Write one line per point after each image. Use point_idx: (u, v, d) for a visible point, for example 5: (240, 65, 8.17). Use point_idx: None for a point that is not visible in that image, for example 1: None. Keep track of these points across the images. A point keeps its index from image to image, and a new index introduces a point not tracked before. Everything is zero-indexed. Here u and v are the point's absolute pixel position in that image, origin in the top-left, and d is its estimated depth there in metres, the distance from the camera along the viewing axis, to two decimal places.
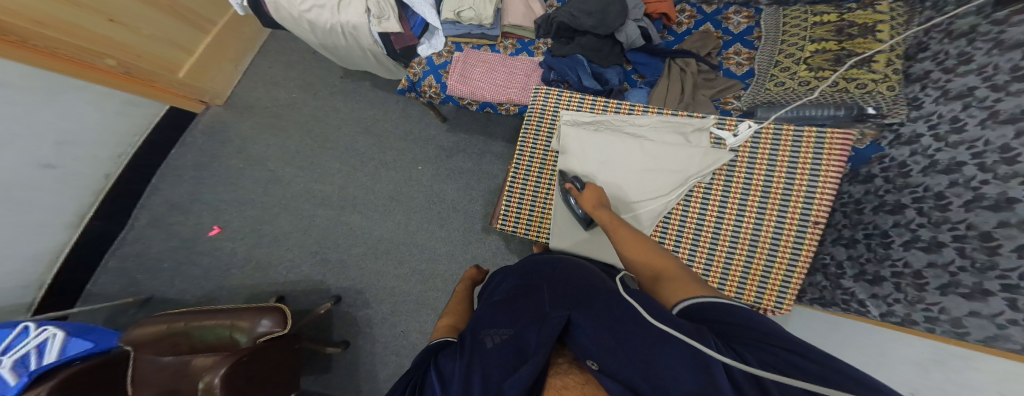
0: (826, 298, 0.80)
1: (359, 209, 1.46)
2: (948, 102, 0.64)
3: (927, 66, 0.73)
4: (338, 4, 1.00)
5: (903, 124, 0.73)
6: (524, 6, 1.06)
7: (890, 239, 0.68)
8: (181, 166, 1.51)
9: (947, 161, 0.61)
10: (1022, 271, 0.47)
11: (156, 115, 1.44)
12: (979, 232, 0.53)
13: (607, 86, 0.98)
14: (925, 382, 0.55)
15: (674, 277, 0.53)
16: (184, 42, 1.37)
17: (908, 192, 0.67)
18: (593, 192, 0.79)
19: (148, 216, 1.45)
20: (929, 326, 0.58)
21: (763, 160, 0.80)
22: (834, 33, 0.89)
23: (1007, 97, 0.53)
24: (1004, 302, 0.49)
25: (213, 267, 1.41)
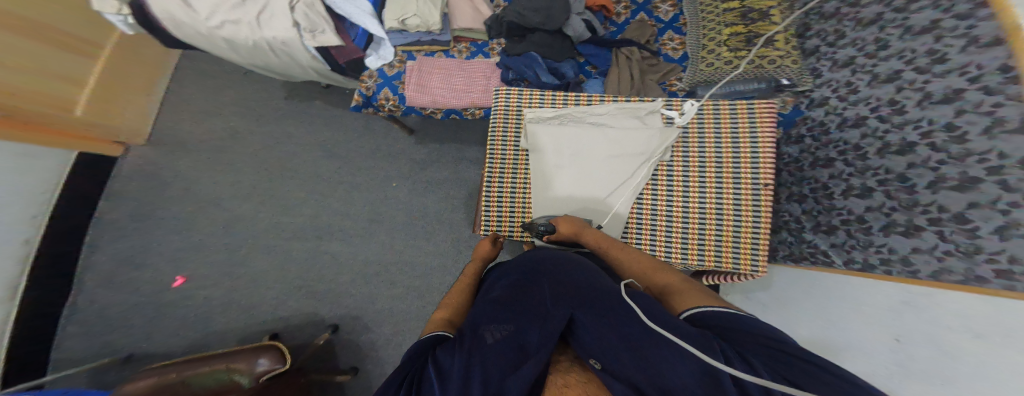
0: (796, 254, 0.87)
1: (337, 235, 1.41)
2: (839, 70, 0.78)
3: (815, 42, 0.86)
4: (258, 18, 0.91)
5: (810, 91, 0.86)
6: (472, 9, 1.05)
7: (831, 190, 0.76)
8: (118, 218, 1.40)
9: (854, 116, 0.72)
10: (937, 204, 0.54)
11: (66, 163, 1.29)
12: (896, 175, 0.61)
13: (565, 80, 1.00)
14: (903, 325, 0.56)
15: (680, 290, 0.56)
16: (76, 74, 1.20)
17: (833, 147, 0.76)
18: (570, 223, 0.77)
19: (94, 275, 1.34)
20: (886, 269, 0.62)
21: (710, 134, 0.84)
22: (742, 18, 0.95)
23: (881, 62, 0.66)
24: (935, 235, 0.54)
25: (188, 317, 1.31)
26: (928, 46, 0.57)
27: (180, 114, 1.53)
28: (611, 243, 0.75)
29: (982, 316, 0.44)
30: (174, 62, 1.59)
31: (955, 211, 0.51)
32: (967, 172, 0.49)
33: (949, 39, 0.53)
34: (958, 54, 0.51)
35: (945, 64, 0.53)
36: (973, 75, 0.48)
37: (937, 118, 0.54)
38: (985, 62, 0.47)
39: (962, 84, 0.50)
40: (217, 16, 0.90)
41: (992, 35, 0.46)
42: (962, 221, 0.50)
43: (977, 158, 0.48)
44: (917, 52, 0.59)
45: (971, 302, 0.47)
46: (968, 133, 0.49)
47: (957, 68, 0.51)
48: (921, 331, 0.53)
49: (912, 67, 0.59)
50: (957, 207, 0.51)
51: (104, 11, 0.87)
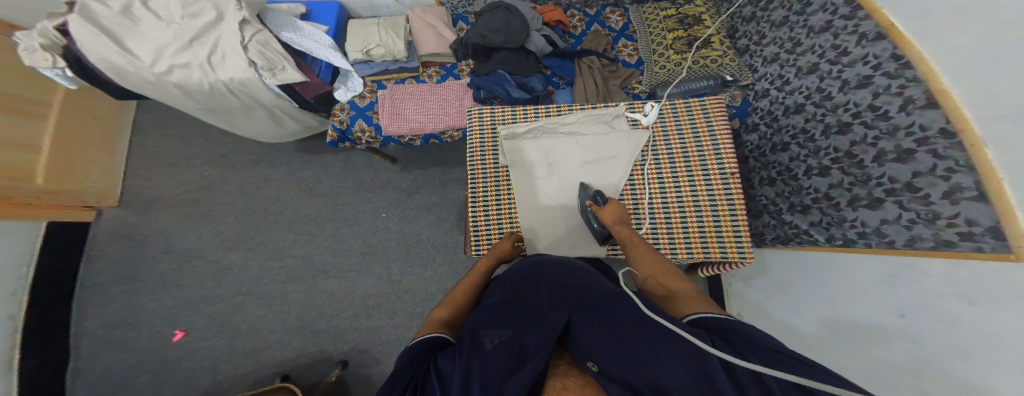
0: (781, 236, 0.90)
1: (331, 272, 1.39)
2: (769, 65, 0.92)
3: (745, 42, 1.02)
4: (209, 61, 0.91)
5: (752, 84, 0.98)
6: (435, 35, 1.09)
7: (795, 172, 0.84)
8: (101, 283, 1.38)
9: (793, 104, 0.84)
10: (887, 176, 0.62)
11: (36, 235, 1.30)
12: (844, 152, 0.71)
13: (534, 93, 1.02)
14: (901, 299, 0.59)
15: (685, 295, 0.56)
16: (20, 139, 1.18)
17: (785, 132, 0.87)
18: (616, 207, 0.77)
19: (90, 341, 1.31)
20: (866, 242, 0.67)
21: (673, 132, 0.88)
22: (681, 24, 1.07)
23: (800, 56, 0.81)
24: (894, 206, 0.61)
25: (189, 373, 1.28)
26: (830, 41, 0.73)
27: (149, 172, 1.52)
28: (641, 242, 0.73)
29: (971, 279, 0.49)
30: (127, 120, 1.57)
31: (904, 180, 0.59)
32: (901, 144, 0.59)
33: (845, 36, 0.70)
34: (857, 48, 0.67)
35: (850, 55, 0.69)
36: (875, 63, 0.63)
37: (861, 100, 0.66)
38: (879, 52, 0.62)
39: (870, 72, 0.64)
40: (163, 62, 0.89)
41: (874, 31, 0.63)
42: (914, 189, 0.58)
43: (905, 131, 0.58)
44: (824, 47, 0.75)
45: (958, 269, 0.51)
46: (890, 111, 0.61)
47: (860, 59, 0.66)
48: (920, 302, 0.56)
49: (823, 61, 0.75)
50: (905, 177, 0.59)
51: (37, 65, 0.85)
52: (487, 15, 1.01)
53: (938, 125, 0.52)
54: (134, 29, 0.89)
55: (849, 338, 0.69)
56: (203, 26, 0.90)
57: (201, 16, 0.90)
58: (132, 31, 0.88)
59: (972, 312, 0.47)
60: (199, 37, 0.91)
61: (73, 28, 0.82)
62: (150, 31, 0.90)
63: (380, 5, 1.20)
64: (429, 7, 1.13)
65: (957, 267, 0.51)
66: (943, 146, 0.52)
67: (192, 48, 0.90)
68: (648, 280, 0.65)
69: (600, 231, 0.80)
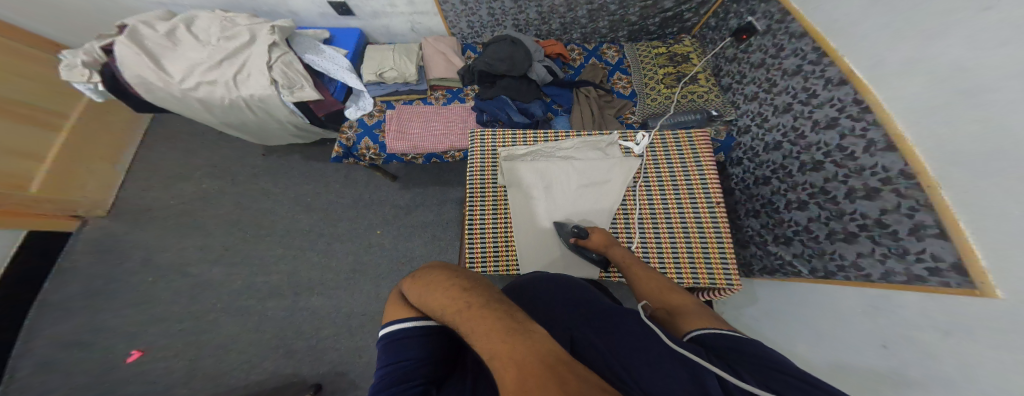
0: (769, 266, 0.94)
1: (318, 289, 1.36)
2: (750, 102, 0.99)
3: (728, 80, 1.10)
4: (234, 79, 0.96)
5: (735, 120, 1.05)
6: (445, 61, 1.15)
7: (777, 205, 0.90)
8: (68, 295, 1.32)
9: (772, 141, 0.90)
10: (860, 211, 0.68)
11: (13, 244, 1.25)
12: (819, 188, 0.76)
13: (534, 118, 1.07)
14: (881, 330, 0.60)
15: (689, 312, 0.57)
16: (31, 149, 1.25)
17: (766, 167, 0.93)
18: (603, 234, 0.81)
19: (32, 363, 1.21)
20: (844, 275, 0.71)
21: (663, 162, 0.93)
22: (669, 62, 1.16)
23: (776, 95, 0.89)
24: (869, 241, 0.66)
25: (147, 394, 1.19)
26: (801, 84, 0.80)
27: (154, 182, 1.51)
28: (635, 261, 0.75)
29: (944, 314, 0.51)
30: (139, 134, 1.60)
31: (874, 216, 0.65)
32: (868, 183, 0.65)
33: (814, 80, 0.76)
34: (823, 91, 0.74)
35: (818, 98, 0.75)
36: (841, 105, 0.69)
37: (830, 140, 0.73)
38: (843, 96, 0.68)
39: (836, 114, 0.71)
40: (192, 79, 0.95)
41: (839, 77, 0.70)
42: (883, 225, 0.63)
43: (870, 171, 0.64)
44: (796, 89, 0.82)
45: (929, 301, 0.54)
46: (856, 152, 0.67)
47: (827, 101, 0.73)
48: (898, 333, 0.57)
49: (797, 102, 0.82)
50: (874, 213, 0.64)
51: (73, 80, 0.93)
52: (494, 46, 1.09)
53: (898, 167, 0.58)
54: (172, 50, 0.97)
55: (830, 370, 0.69)
56: (236, 48, 0.97)
57: (237, 39, 0.99)
58: (171, 52, 0.97)
59: (947, 344, 0.50)
60: (230, 58, 0.98)
61: (119, 49, 0.91)
62: (187, 52, 0.98)
63: (397, 33, 1.29)
64: (441, 37, 1.21)
65: (929, 300, 0.54)
66: (903, 186, 0.57)
67: (221, 68, 0.97)
68: (648, 295, 0.67)
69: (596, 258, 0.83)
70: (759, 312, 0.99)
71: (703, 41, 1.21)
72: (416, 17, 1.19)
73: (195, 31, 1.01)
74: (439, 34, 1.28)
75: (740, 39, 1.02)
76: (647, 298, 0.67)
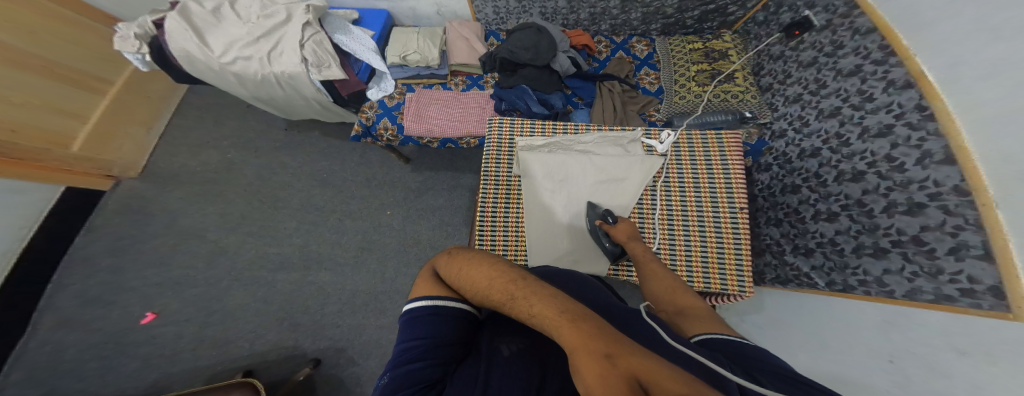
0: (781, 277, 0.94)
1: (327, 265, 1.40)
2: (790, 105, 0.97)
3: (769, 80, 1.07)
4: (268, 55, 0.98)
5: (769, 123, 1.03)
6: (468, 46, 1.14)
7: (802, 214, 0.88)
8: (91, 254, 1.39)
9: (809, 147, 0.88)
10: (895, 227, 0.66)
11: (51, 200, 1.32)
12: (855, 200, 0.74)
13: (553, 110, 1.06)
14: (894, 346, 0.60)
15: (697, 314, 0.56)
16: (73, 109, 1.31)
17: (797, 174, 0.91)
18: (627, 227, 0.81)
19: (52, 317, 1.29)
20: (865, 290, 0.70)
21: (686, 162, 0.91)
22: (705, 57, 1.14)
23: (823, 98, 0.86)
24: (900, 257, 0.65)
25: (161, 349, 1.27)
26: (857, 86, 0.77)
27: (179, 151, 1.55)
28: (654, 260, 0.75)
29: (966, 335, 0.50)
30: (173, 102, 1.65)
31: (912, 233, 0.63)
32: (912, 197, 0.63)
33: (872, 82, 0.73)
34: (880, 95, 0.70)
35: (873, 102, 0.72)
36: (899, 112, 0.66)
37: (878, 149, 0.70)
38: (905, 100, 0.64)
39: (891, 121, 0.67)
40: (230, 53, 0.97)
41: (903, 80, 0.65)
42: (920, 242, 0.61)
43: (918, 185, 0.61)
44: (850, 92, 0.78)
45: (954, 322, 0.53)
46: (906, 163, 0.64)
47: (884, 106, 0.69)
48: (912, 350, 0.57)
49: (847, 105, 0.79)
50: (912, 229, 0.63)
51: (124, 50, 0.96)
52: (519, 33, 1.07)
53: (951, 182, 0.55)
54: (215, 25, 1.00)
55: (836, 387, 0.69)
56: (273, 25, 0.99)
57: (274, 17, 1.00)
58: (215, 27, 0.99)
59: (961, 363, 0.49)
60: (267, 35, 0.99)
61: (168, 22, 0.94)
62: (229, 27, 1.00)
63: (423, 16, 1.28)
64: (467, 21, 1.19)
65: (953, 321, 0.53)
66: (953, 203, 0.55)
67: (258, 44, 0.99)
68: (660, 293, 0.66)
69: (611, 249, 0.83)
70: (765, 321, 0.99)
71: (746, 36, 1.18)
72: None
73: (237, 7, 1.03)
74: (464, 18, 1.26)
75: (792, 35, 0.98)
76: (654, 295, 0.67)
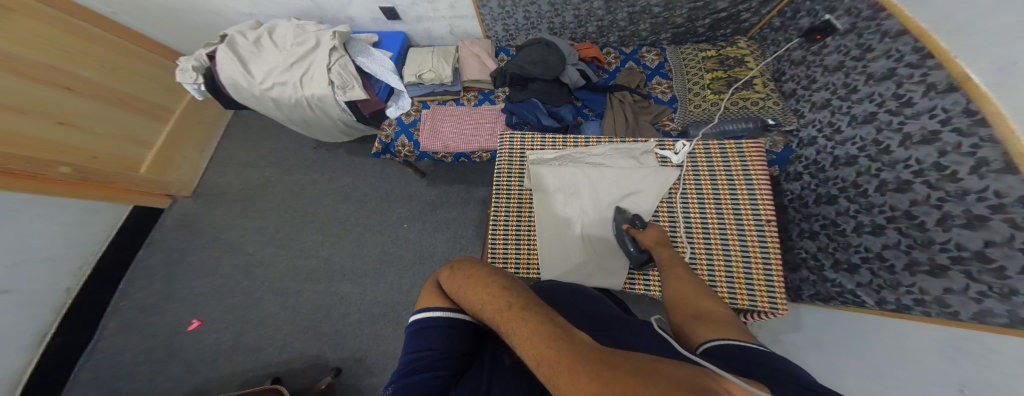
0: (822, 294, 0.87)
1: (348, 276, 1.43)
2: (819, 111, 0.91)
3: (793, 85, 1.02)
4: (300, 80, 1.05)
5: (796, 130, 0.98)
6: (479, 63, 1.18)
7: (842, 227, 0.82)
8: (150, 265, 1.48)
9: (845, 155, 0.82)
10: (953, 242, 0.59)
11: (119, 216, 1.44)
12: (902, 212, 0.68)
13: (564, 122, 1.06)
14: (963, 373, 0.53)
15: (715, 319, 0.52)
16: (140, 135, 1.44)
17: (833, 184, 0.85)
18: (657, 232, 0.77)
19: (117, 321, 1.38)
20: (924, 310, 0.63)
21: (705, 172, 0.88)
22: (720, 65, 1.10)
23: (855, 104, 0.81)
24: (963, 275, 0.57)
25: (206, 355, 1.32)
26: (892, 91, 0.72)
27: (227, 170, 1.66)
28: (679, 265, 0.70)
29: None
30: (223, 127, 1.76)
31: (974, 249, 0.56)
32: (971, 210, 0.56)
33: (910, 85, 0.68)
34: (922, 99, 0.64)
35: (914, 107, 0.66)
36: (944, 116, 0.60)
37: (924, 157, 0.64)
38: (950, 104, 0.59)
39: (936, 126, 0.62)
40: (269, 80, 1.05)
41: (947, 82, 0.59)
42: (985, 259, 0.54)
43: (976, 196, 0.55)
44: (883, 96, 0.74)
45: None
46: (959, 172, 0.58)
47: (926, 111, 0.63)
48: (984, 377, 0.50)
49: (884, 110, 0.73)
50: (975, 245, 0.56)
51: (183, 81, 1.05)
52: (528, 49, 1.09)
53: (1016, 193, 0.49)
54: (256, 54, 1.08)
55: None
56: (304, 52, 1.06)
57: (306, 44, 1.08)
58: (256, 56, 1.08)
59: None
60: (300, 61, 1.07)
61: (219, 54, 1.04)
62: (267, 56, 1.08)
63: (436, 36, 1.33)
64: (477, 40, 1.24)
65: None
66: (1022, 216, 0.49)
67: (292, 70, 1.06)
68: (676, 297, 0.62)
69: (636, 254, 0.78)
70: (804, 342, 0.91)
71: (764, 42, 1.14)
72: (455, 20, 1.23)
73: (275, 37, 1.12)
74: (475, 36, 1.31)
75: (813, 40, 0.93)
76: (672, 299, 0.62)
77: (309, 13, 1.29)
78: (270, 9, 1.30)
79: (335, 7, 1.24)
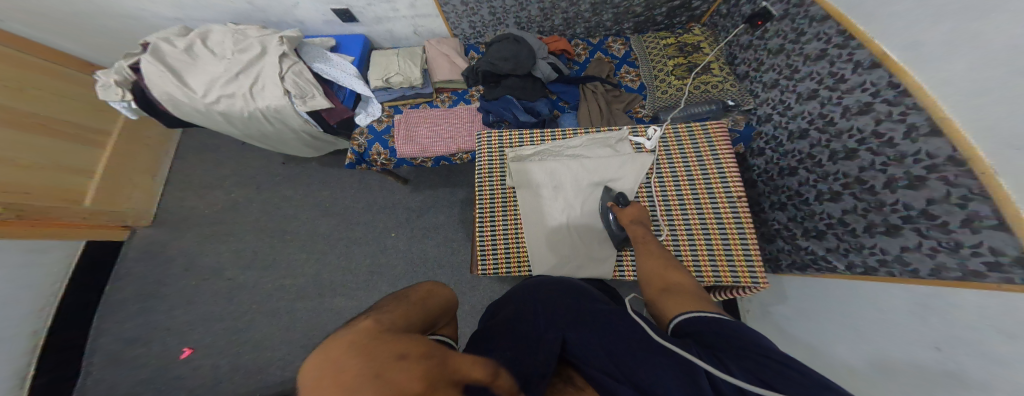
0: (798, 262, 0.90)
1: (340, 291, 1.40)
2: (770, 90, 0.96)
3: (744, 68, 1.06)
4: (251, 91, 1.00)
5: (754, 109, 1.01)
6: (449, 63, 1.16)
7: (805, 197, 0.85)
8: (126, 298, 1.41)
9: (797, 129, 0.86)
10: (901, 202, 0.63)
11: (74, 253, 1.35)
12: (854, 178, 0.72)
13: (541, 117, 1.05)
14: (938, 333, 0.54)
15: (681, 292, 0.56)
16: (75, 164, 1.31)
17: (792, 157, 0.88)
18: (637, 209, 0.80)
19: (105, 356, 1.32)
20: (888, 271, 0.65)
21: (677, 156, 0.89)
22: (679, 52, 1.12)
23: (800, 82, 0.86)
24: (915, 233, 0.61)
25: (197, 388, 1.26)
26: (827, 69, 0.77)
27: (188, 193, 1.58)
28: (654, 243, 0.73)
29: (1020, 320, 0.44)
30: (173, 148, 1.67)
31: (920, 208, 0.59)
32: (910, 171, 0.60)
33: (842, 64, 0.73)
34: (853, 75, 0.70)
35: (847, 83, 0.72)
36: (874, 90, 0.66)
37: (864, 126, 0.69)
38: (877, 79, 0.65)
39: (869, 99, 0.67)
40: (213, 93, 0.98)
41: (869, 60, 0.66)
42: (931, 216, 0.58)
43: (913, 158, 0.59)
44: (821, 75, 0.79)
45: (991, 302, 0.48)
46: (894, 138, 0.62)
47: (858, 86, 0.69)
48: (960, 336, 0.51)
49: (823, 87, 0.78)
50: (919, 203, 0.59)
51: (109, 99, 0.98)
52: (497, 45, 1.08)
53: (944, 153, 0.53)
54: (192, 64, 1.01)
55: (881, 379, 0.63)
56: (249, 60, 1.00)
57: (250, 52, 1.02)
58: (192, 67, 1.01)
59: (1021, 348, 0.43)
60: (246, 70, 1.01)
61: (146, 67, 0.96)
62: (205, 65, 1.01)
63: (400, 37, 1.30)
64: (444, 39, 1.22)
65: (990, 300, 0.48)
66: (953, 173, 0.52)
67: (238, 80, 1.00)
68: (648, 273, 0.66)
69: (620, 234, 0.80)
70: (791, 311, 0.93)
71: (715, 29, 1.18)
72: (418, 20, 1.20)
73: (210, 43, 1.04)
74: (442, 35, 1.28)
75: (755, 25, 0.98)
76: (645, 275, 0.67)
77: (250, 17, 1.23)
78: (198, 13, 1.23)
79: (280, 11, 1.19)
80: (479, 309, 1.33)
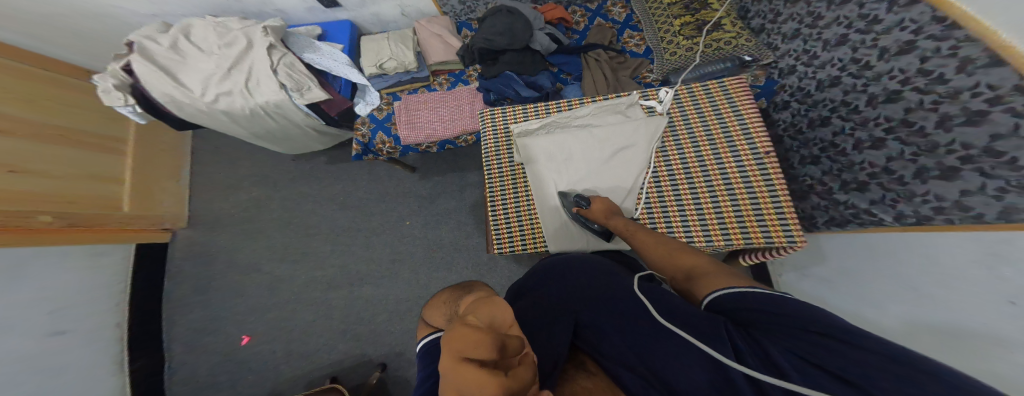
0: (838, 218, 0.84)
1: (366, 280, 1.46)
2: (791, 41, 0.89)
3: (759, 21, 0.99)
4: (247, 87, 1.01)
5: (774, 62, 0.95)
6: (442, 43, 1.13)
7: (842, 147, 0.79)
8: (181, 295, 1.53)
9: (827, 78, 0.80)
10: (958, 142, 0.56)
11: (128, 256, 1.47)
12: (899, 121, 0.65)
13: (543, 90, 1.01)
14: (1005, 284, 0.51)
15: (704, 273, 0.53)
16: (106, 173, 1.39)
17: (823, 106, 0.82)
18: (603, 203, 0.76)
19: (180, 344, 1.45)
20: (947, 218, 0.60)
21: (694, 116, 0.84)
22: (686, 10, 1.04)
23: (825, 29, 0.79)
24: (978, 174, 0.54)
25: (260, 374, 1.38)
26: (857, 11, 0.70)
27: (213, 196, 1.66)
28: (638, 228, 0.72)
29: None
30: (185, 152, 1.72)
31: (982, 145, 0.53)
32: (968, 106, 0.54)
33: (872, 4, 0.67)
34: (888, 14, 0.64)
35: (882, 23, 0.65)
36: (914, 27, 0.59)
37: (907, 66, 0.62)
38: (916, 16, 0.59)
39: (910, 37, 0.61)
40: (211, 91, 1.00)
41: None
42: (995, 153, 0.52)
43: (970, 93, 0.53)
44: (850, 18, 0.72)
45: None
46: (945, 74, 0.55)
47: (896, 25, 0.63)
48: None
49: (853, 30, 0.72)
50: (981, 141, 0.53)
51: (113, 104, 1.00)
52: (490, 19, 1.03)
53: (1011, 84, 0.47)
54: (182, 63, 1.02)
55: (945, 343, 0.60)
56: (238, 54, 1.00)
57: (236, 45, 1.02)
58: (182, 65, 1.02)
59: None
60: (236, 65, 1.01)
61: (137, 68, 0.97)
62: (196, 63, 1.03)
63: (388, 20, 1.28)
64: (434, 18, 1.18)
65: None
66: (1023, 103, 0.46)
67: (232, 76, 1.00)
68: (663, 263, 0.63)
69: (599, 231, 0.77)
70: (833, 271, 0.89)
71: None
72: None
73: (195, 40, 1.05)
74: (431, 14, 1.24)
75: None
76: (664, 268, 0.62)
77: (229, 7, 1.23)
78: (174, 6, 1.24)
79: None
80: (501, 290, 1.35)
